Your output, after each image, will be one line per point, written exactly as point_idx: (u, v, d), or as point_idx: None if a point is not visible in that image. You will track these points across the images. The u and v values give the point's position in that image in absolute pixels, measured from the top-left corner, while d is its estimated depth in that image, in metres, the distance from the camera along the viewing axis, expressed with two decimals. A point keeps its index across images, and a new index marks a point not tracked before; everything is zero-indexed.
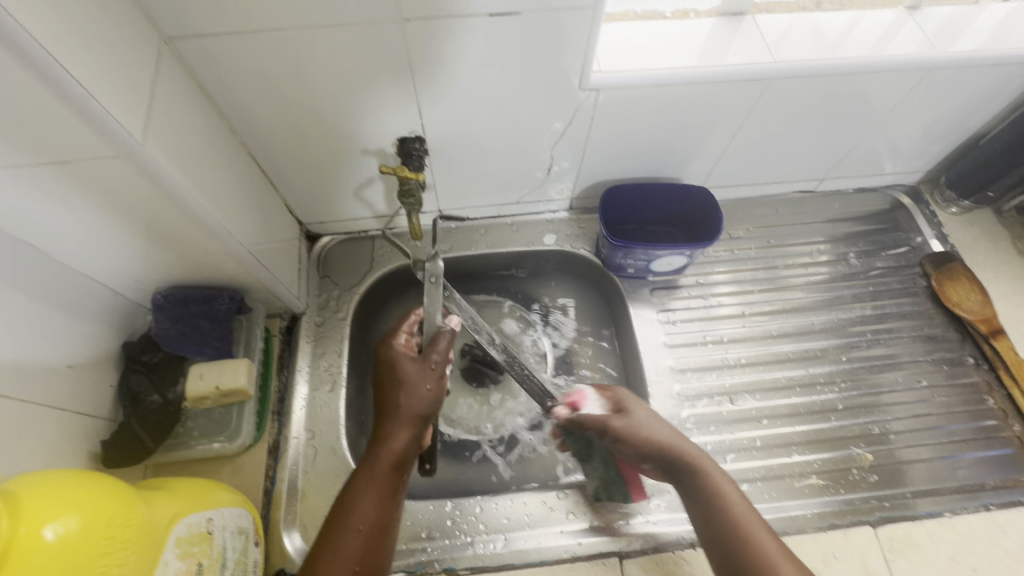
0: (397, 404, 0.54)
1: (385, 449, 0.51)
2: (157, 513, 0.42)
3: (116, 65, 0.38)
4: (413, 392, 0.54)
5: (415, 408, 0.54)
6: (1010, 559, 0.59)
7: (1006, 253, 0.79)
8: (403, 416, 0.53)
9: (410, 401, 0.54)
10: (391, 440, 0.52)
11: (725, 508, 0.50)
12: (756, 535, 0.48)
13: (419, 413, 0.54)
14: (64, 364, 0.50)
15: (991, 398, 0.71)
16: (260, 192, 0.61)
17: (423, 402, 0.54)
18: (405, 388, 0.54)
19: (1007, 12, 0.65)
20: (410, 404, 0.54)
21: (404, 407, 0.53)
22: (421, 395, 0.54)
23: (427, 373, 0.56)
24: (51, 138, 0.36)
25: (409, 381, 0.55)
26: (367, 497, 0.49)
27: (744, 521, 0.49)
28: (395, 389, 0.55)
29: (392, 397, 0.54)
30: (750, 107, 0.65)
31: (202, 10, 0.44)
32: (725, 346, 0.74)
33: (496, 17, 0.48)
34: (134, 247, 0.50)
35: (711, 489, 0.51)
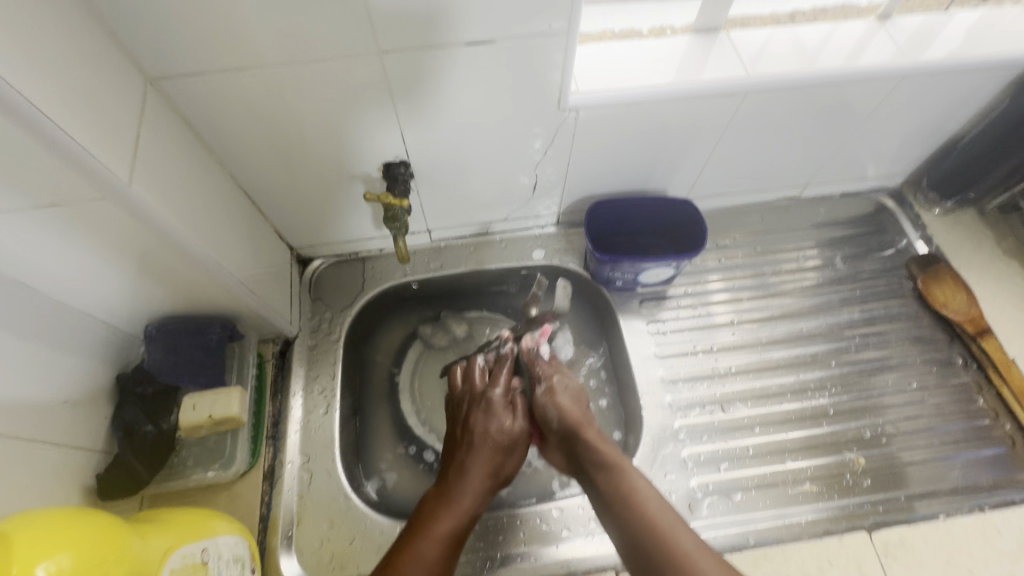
0: (488, 459, 0.60)
1: (469, 500, 0.57)
2: (150, 547, 0.42)
3: (101, 109, 0.39)
4: (506, 456, 0.61)
5: (500, 469, 0.60)
6: (1005, 559, 0.59)
7: (991, 252, 0.80)
8: (487, 471, 0.59)
9: (496, 460, 0.60)
10: (475, 490, 0.58)
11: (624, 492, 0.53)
12: (666, 520, 0.50)
13: (501, 476, 0.61)
14: (58, 399, 0.50)
15: (981, 397, 0.71)
16: (249, 221, 0.62)
17: (506, 470, 0.61)
18: (503, 449, 0.61)
19: (977, 18, 0.66)
20: (498, 465, 0.60)
21: (493, 465, 0.60)
22: (509, 463, 0.61)
23: (522, 442, 0.63)
24: (38, 183, 0.37)
25: (508, 442, 0.61)
26: (444, 535, 0.53)
27: (648, 507, 0.51)
28: (496, 442, 0.61)
29: (485, 450, 0.60)
30: (728, 120, 0.66)
31: (185, 51, 0.45)
32: (716, 355, 0.74)
33: (473, 45, 0.49)
34: (124, 282, 0.51)
35: (613, 478, 0.54)
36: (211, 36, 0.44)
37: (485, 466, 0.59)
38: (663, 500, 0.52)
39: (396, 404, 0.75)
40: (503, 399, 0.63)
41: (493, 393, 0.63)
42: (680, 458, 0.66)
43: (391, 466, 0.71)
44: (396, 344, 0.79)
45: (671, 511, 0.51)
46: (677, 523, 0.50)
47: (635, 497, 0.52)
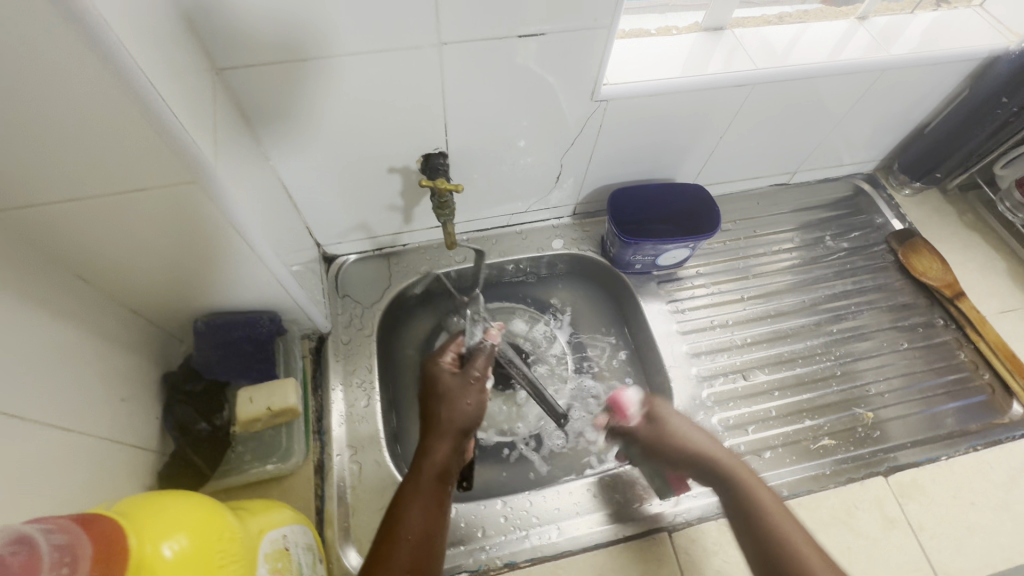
0: (444, 416, 0.57)
1: (431, 459, 0.54)
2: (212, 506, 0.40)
3: (188, 93, 0.40)
4: (458, 405, 0.58)
5: (458, 420, 0.57)
6: (1000, 490, 0.67)
7: (956, 226, 0.90)
8: (449, 428, 0.56)
9: (452, 414, 0.57)
10: (437, 443, 0.55)
11: (751, 504, 0.55)
12: (788, 525, 0.52)
13: (464, 426, 0.57)
14: (116, 397, 0.49)
15: (962, 352, 0.79)
16: (287, 215, 0.62)
17: (472, 419, 0.58)
18: (453, 400, 0.58)
19: (936, 17, 0.74)
20: (452, 419, 0.57)
21: (450, 418, 0.57)
22: (469, 409, 0.58)
23: (473, 391, 0.60)
24: (135, 161, 0.38)
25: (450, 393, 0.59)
26: (416, 508, 0.50)
27: (773, 514, 0.53)
28: (443, 400, 0.58)
29: (439, 409, 0.58)
30: (736, 111, 0.72)
31: (256, 42, 0.46)
32: (731, 329, 0.80)
33: (524, 38, 0.53)
34: (181, 271, 0.51)
35: (738, 489, 0.56)
36: (283, 28, 0.46)
37: (439, 421, 0.57)
38: (786, 507, 0.54)
39: None
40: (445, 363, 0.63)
41: (436, 359, 0.64)
42: (712, 425, 0.71)
43: None
44: (422, 337, 0.80)
45: (792, 517, 0.53)
46: (798, 526, 0.52)
47: (757, 502, 0.55)
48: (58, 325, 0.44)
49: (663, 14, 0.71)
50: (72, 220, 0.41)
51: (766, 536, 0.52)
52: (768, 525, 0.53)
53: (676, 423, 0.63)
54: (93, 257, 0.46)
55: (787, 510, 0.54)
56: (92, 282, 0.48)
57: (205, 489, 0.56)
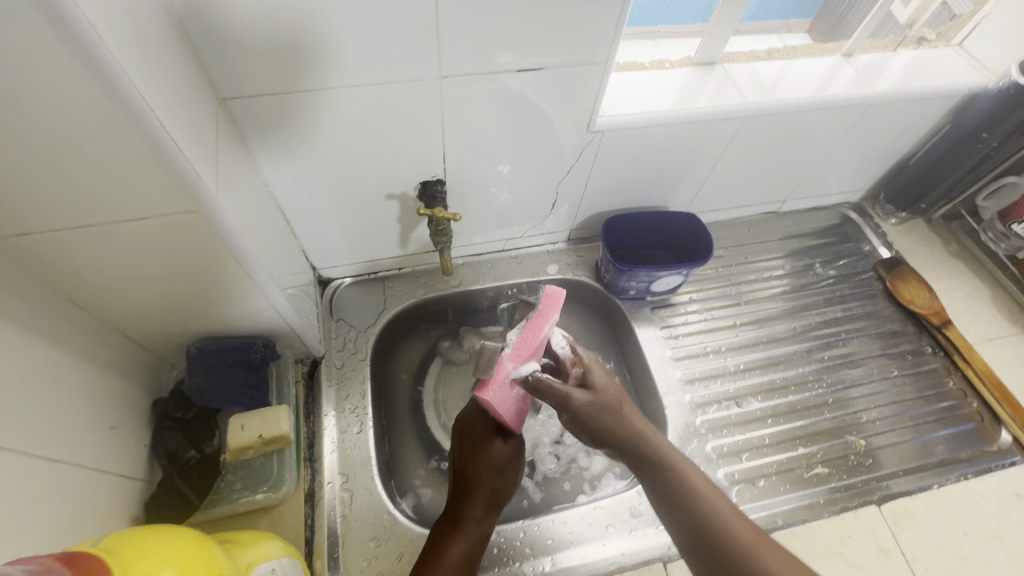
0: (484, 486, 0.60)
1: (473, 529, 0.57)
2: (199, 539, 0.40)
3: (193, 125, 0.41)
4: (496, 478, 0.61)
5: (497, 490, 0.60)
6: (992, 519, 0.67)
7: (941, 255, 0.92)
8: (487, 496, 0.59)
9: (490, 483, 0.60)
10: (479, 513, 0.59)
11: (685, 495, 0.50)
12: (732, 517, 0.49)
13: (501, 496, 0.61)
14: (106, 426, 0.49)
15: (950, 380, 0.80)
16: (284, 239, 0.62)
17: (506, 490, 0.62)
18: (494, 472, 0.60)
19: (917, 55, 0.77)
20: (490, 489, 0.60)
21: (490, 489, 0.60)
22: (506, 483, 0.62)
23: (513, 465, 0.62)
24: (140, 192, 0.38)
25: (496, 463, 0.61)
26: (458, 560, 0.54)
27: (715, 508, 0.49)
28: (485, 468, 0.60)
29: (479, 478, 0.60)
30: (727, 142, 0.74)
31: (262, 73, 0.48)
32: (724, 355, 0.80)
33: (522, 72, 0.55)
34: (173, 296, 0.50)
35: (672, 480, 0.51)
36: (288, 61, 0.47)
37: (483, 489, 0.59)
38: (730, 501, 0.50)
39: (422, 421, 0.76)
40: (491, 423, 0.62)
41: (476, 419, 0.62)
42: (706, 452, 0.71)
43: (424, 482, 0.71)
44: (417, 361, 0.80)
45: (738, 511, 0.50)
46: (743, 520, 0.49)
47: (695, 495, 0.50)
48: (51, 352, 0.43)
49: (653, 40, 0.73)
50: (71, 247, 0.41)
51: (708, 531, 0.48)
52: (712, 520, 0.49)
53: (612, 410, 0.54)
54: (92, 285, 0.46)
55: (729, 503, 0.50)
56: (87, 307, 0.48)
57: (193, 519, 0.55)
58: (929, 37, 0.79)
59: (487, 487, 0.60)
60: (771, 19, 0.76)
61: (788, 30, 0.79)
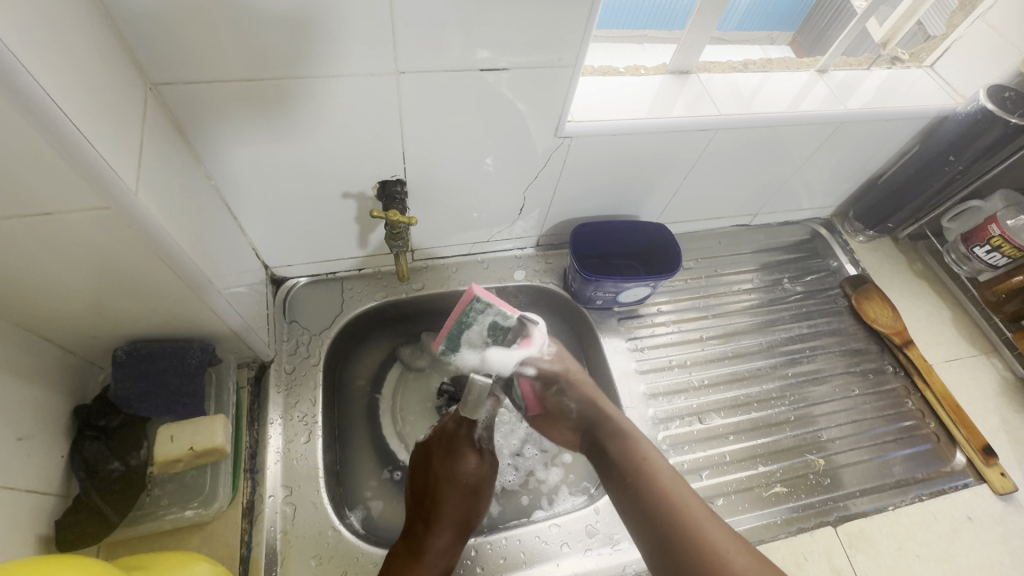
0: (454, 505, 0.59)
1: (433, 552, 0.55)
2: (81, 568, 0.35)
3: (107, 115, 0.37)
4: (463, 498, 0.60)
5: (464, 513, 0.60)
6: (943, 542, 0.68)
7: (905, 274, 0.93)
8: (454, 518, 0.59)
9: (459, 503, 0.60)
10: (441, 535, 0.57)
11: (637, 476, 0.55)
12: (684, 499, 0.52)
13: (470, 519, 0.60)
14: (14, 437, 0.45)
15: (910, 400, 0.81)
16: (229, 236, 0.59)
17: (475, 515, 0.61)
18: (462, 490, 0.60)
19: (889, 74, 0.77)
20: (456, 511, 0.59)
21: (457, 510, 0.59)
22: (477, 505, 0.61)
23: (486, 482, 0.63)
24: (44, 188, 0.35)
25: (469, 483, 0.61)
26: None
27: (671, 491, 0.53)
28: (457, 486, 0.60)
29: (446, 498, 0.59)
30: (700, 153, 0.72)
31: (199, 58, 0.44)
32: (689, 369, 0.79)
33: (486, 71, 0.52)
34: (91, 298, 0.46)
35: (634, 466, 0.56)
36: (225, 47, 0.44)
37: (449, 511, 0.59)
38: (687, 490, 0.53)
39: (377, 429, 0.73)
40: (470, 438, 0.62)
41: (460, 432, 0.61)
42: None
43: (376, 493, 0.68)
44: (375, 366, 0.77)
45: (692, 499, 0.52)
46: (694, 500, 0.52)
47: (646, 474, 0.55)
48: None
49: (641, 45, 0.72)
50: None
51: (654, 511, 0.52)
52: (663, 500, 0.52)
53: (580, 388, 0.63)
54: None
55: (686, 488, 0.53)
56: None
57: (109, 537, 0.52)
58: (903, 57, 0.79)
59: (453, 508, 0.59)
60: (755, 30, 0.77)
61: (772, 42, 0.80)
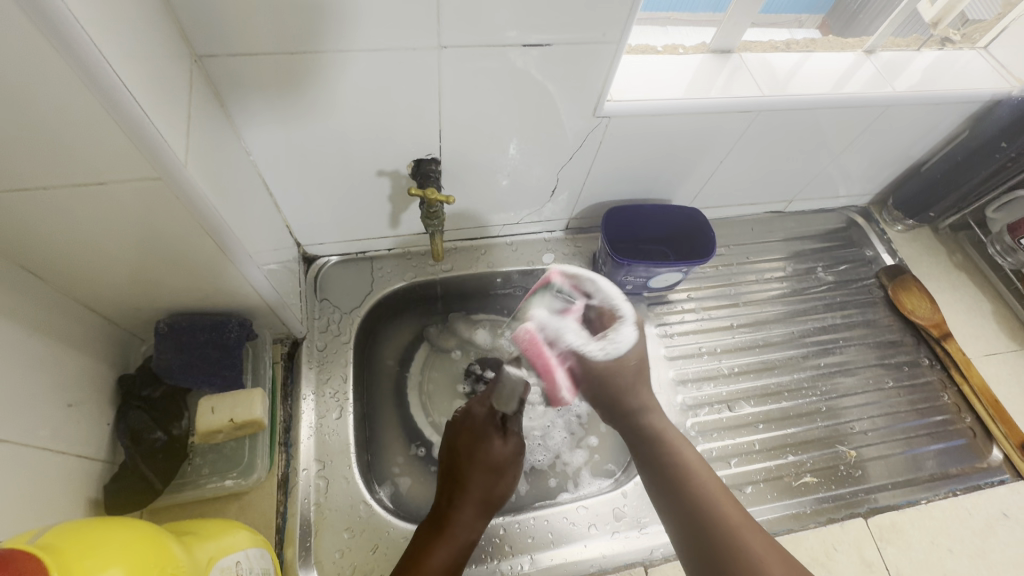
0: (477, 483, 0.59)
1: (456, 527, 0.56)
2: (133, 533, 0.35)
3: (157, 85, 0.37)
4: (488, 475, 0.59)
5: (489, 494, 0.59)
6: (978, 538, 0.67)
7: (944, 265, 0.91)
8: (479, 496, 0.58)
9: (485, 482, 0.59)
10: (467, 516, 0.57)
11: (688, 481, 0.52)
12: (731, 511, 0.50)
13: (495, 498, 0.59)
14: (63, 404, 0.46)
15: (946, 394, 0.79)
16: (265, 210, 0.59)
17: (501, 492, 0.60)
18: (485, 467, 0.59)
19: (939, 54, 0.73)
20: (479, 487, 0.59)
21: (482, 491, 0.59)
22: (502, 481, 0.60)
23: (514, 462, 0.62)
24: (100, 157, 0.35)
25: (495, 463, 0.60)
26: (439, 566, 0.52)
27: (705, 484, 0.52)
28: (481, 466, 0.60)
29: (471, 474, 0.59)
30: (738, 136, 0.70)
31: (242, 29, 0.44)
32: (719, 357, 0.78)
33: (529, 47, 0.51)
34: (130, 269, 0.47)
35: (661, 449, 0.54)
36: (268, 20, 0.43)
37: (474, 491, 0.58)
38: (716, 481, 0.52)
39: (405, 407, 0.73)
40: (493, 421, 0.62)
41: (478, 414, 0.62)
42: None
43: (403, 470, 0.69)
44: (403, 345, 0.77)
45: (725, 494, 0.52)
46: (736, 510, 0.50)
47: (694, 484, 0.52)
48: (7, 326, 0.41)
49: (663, 28, 0.69)
50: (21, 213, 0.37)
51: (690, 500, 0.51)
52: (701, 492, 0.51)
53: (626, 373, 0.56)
54: (48, 257, 0.42)
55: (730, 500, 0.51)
56: (49, 278, 0.44)
57: (155, 502, 0.54)
58: (953, 37, 0.75)
59: (479, 489, 0.59)
60: (782, 13, 0.72)
61: (800, 26, 0.75)
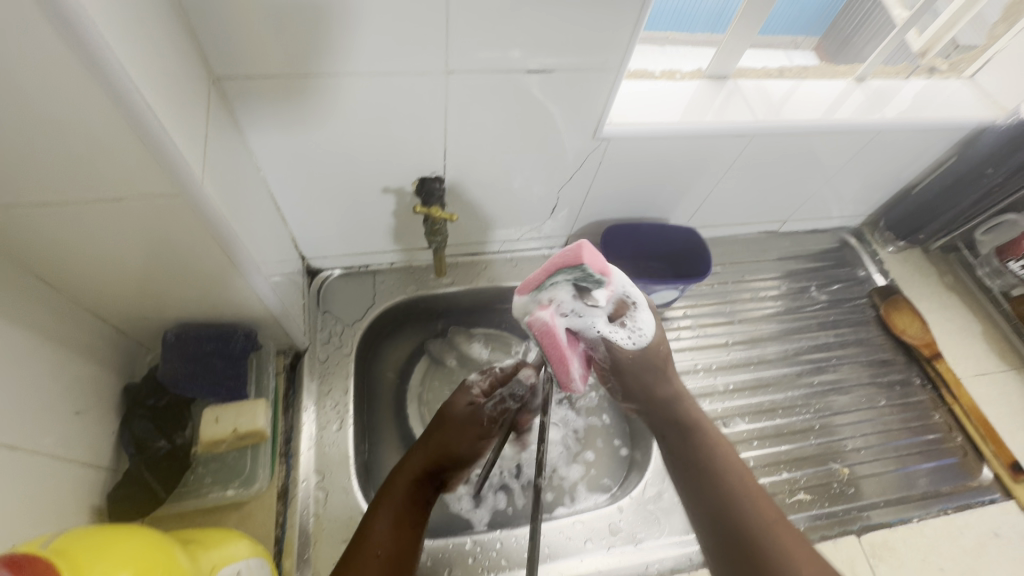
0: (433, 443, 0.57)
1: (400, 475, 0.54)
2: (141, 538, 0.36)
3: (178, 107, 0.39)
4: (446, 435, 0.58)
5: (448, 447, 0.58)
6: (969, 556, 0.67)
7: (935, 286, 0.93)
8: (433, 448, 0.57)
9: (443, 434, 0.58)
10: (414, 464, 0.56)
11: (712, 468, 0.52)
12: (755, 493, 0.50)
13: (451, 453, 0.58)
14: (71, 412, 0.47)
15: (937, 413, 0.80)
16: (273, 224, 0.60)
17: (462, 448, 0.59)
18: (444, 426, 0.59)
19: (926, 83, 0.76)
20: (436, 447, 0.57)
21: (439, 443, 0.58)
22: (461, 438, 0.59)
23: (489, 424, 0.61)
24: (122, 174, 0.37)
25: (462, 416, 0.60)
26: (381, 523, 0.50)
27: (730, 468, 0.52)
28: (447, 419, 0.60)
29: (432, 433, 0.58)
30: (733, 159, 0.72)
31: (258, 53, 0.46)
32: (714, 374, 0.80)
33: (532, 73, 0.53)
34: (142, 280, 0.48)
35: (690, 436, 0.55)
36: (283, 44, 0.45)
37: (430, 442, 0.58)
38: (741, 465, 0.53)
39: (404, 420, 0.74)
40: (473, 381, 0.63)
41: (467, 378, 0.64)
42: None
43: None
44: (403, 358, 0.78)
45: (746, 474, 0.52)
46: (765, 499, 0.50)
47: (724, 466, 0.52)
48: (22, 333, 0.42)
49: (662, 47, 0.71)
50: (42, 225, 0.39)
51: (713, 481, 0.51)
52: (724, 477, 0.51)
53: (649, 362, 0.58)
54: (61, 266, 0.43)
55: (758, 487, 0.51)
56: (62, 288, 0.46)
57: (156, 511, 0.54)
58: (940, 67, 0.78)
59: (436, 439, 0.58)
60: (777, 37, 0.75)
61: (796, 47, 0.77)
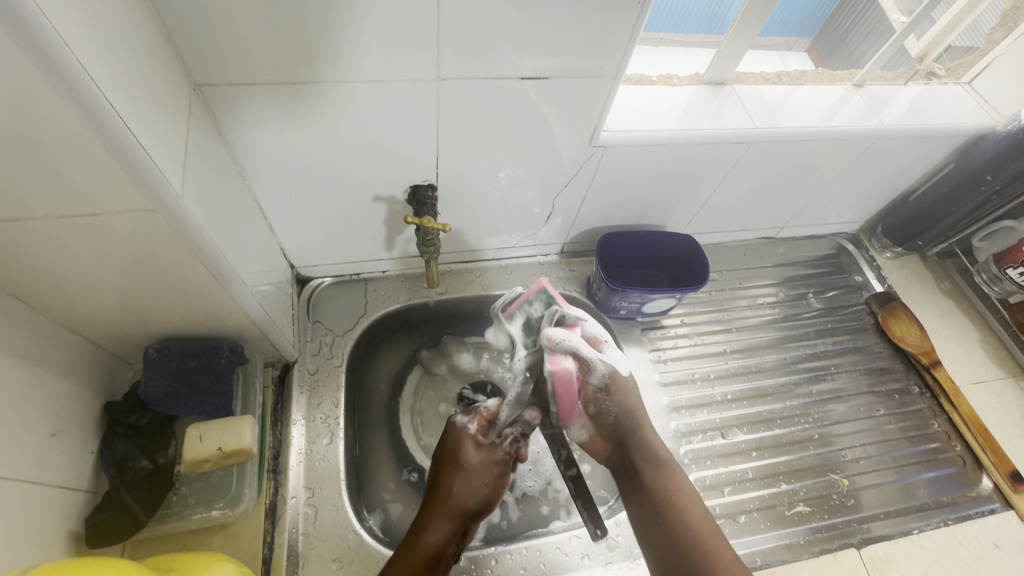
0: (457, 492, 0.58)
1: (423, 541, 0.53)
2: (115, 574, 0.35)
3: (155, 117, 0.37)
4: (469, 484, 0.59)
5: (467, 502, 0.58)
6: (969, 569, 0.67)
7: (932, 292, 0.92)
8: (452, 507, 0.57)
9: (462, 491, 0.58)
10: (437, 525, 0.55)
11: (669, 507, 0.58)
12: (696, 518, 0.57)
13: (469, 508, 0.58)
14: (46, 433, 0.45)
15: (936, 422, 0.80)
16: (260, 233, 0.59)
17: (478, 499, 0.59)
18: (464, 475, 0.59)
19: (925, 88, 0.75)
20: (461, 497, 0.58)
21: (459, 501, 0.57)
22: (476, 488, 0.59)
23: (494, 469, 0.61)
24: (96, 189, 0.35)
25: (476, 466, 0.60)
26: None
27: (689, 509, 0.58)
28: (461, 472, 0.59)
29: (453, 485, 0.58)
30: (731, 165, 0.71)
31: (243, 60, 0.44)
32: (712, 383, 0.78)
33: (525, 80, 0.52)
34: (121, 295, 0.46)
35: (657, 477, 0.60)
36: (269, 51, 0.44)
37: (453, 500, 0.57)
38: (698, 508, 0.58)
39: (396, 432, 0.72)
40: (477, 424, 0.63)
41: (457, 418, 0.63)
42: None
43: (394, 496, 0.67)
44: (395, 368, 0.76)
45: (701, 515, 0.57)
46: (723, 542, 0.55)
47: (683, 511, 0.57)
48: None
49: (655, 47, 0.70)
50: (12, 243, 0.37)
51: (669, 522, 0.57)
52: (681, 514, 0.57)
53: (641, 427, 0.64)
54: (37, 283, 0.42)
55: (717, 532, 0.56)
56: (36, 305, 0.44)
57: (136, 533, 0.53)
58: (939, 72, 0.77)
59: (455, 495, 0.58)
60: (771, 36, 0.73)
61: (788, 47, 0.76)
